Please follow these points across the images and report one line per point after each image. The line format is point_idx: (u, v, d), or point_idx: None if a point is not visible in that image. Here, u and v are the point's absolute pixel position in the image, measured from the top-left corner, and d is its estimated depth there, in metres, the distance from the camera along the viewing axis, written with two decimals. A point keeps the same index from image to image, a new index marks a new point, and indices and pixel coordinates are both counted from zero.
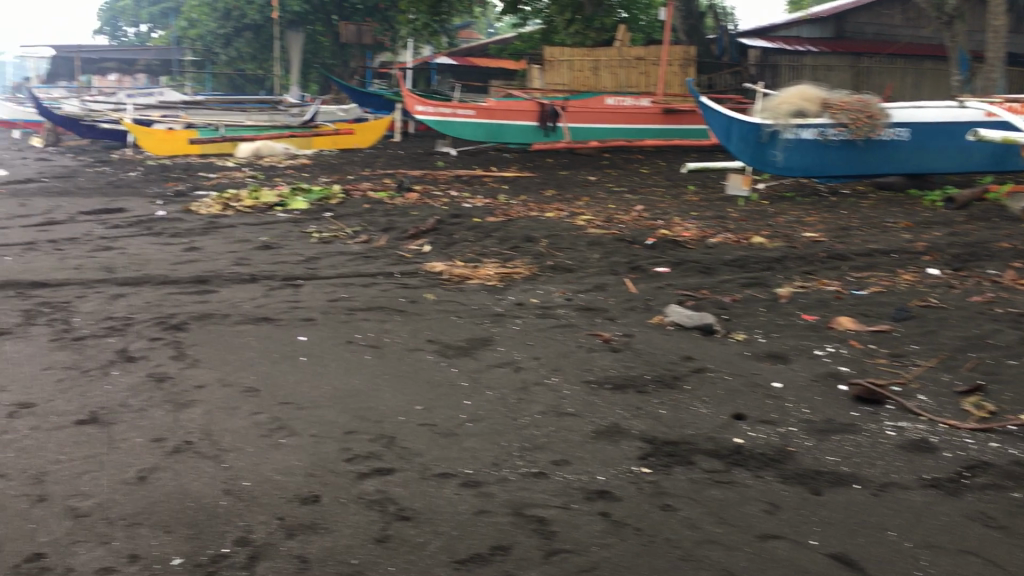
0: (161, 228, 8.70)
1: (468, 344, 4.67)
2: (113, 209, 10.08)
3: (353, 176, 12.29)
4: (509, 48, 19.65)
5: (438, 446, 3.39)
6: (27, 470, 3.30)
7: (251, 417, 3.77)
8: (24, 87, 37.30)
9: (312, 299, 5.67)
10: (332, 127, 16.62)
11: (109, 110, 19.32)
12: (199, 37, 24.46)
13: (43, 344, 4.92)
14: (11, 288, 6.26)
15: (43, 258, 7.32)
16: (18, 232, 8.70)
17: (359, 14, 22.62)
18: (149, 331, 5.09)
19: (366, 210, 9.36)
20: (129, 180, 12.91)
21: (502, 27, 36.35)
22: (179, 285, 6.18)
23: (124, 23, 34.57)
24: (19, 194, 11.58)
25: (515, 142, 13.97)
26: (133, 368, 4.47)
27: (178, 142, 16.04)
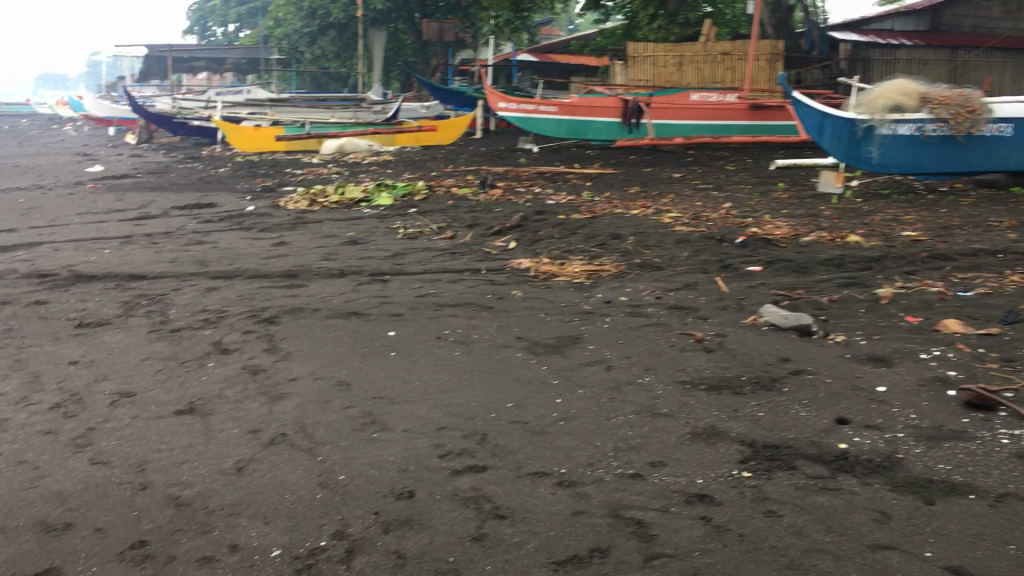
0: (252, 223, 8.87)
1: (558, 342, 4.63)
2: (204, 204, 10.31)
3: (436, 172, 12.35)
4: (590, 44, 19.53)
5: (532, 444, 3.35)
6: (130, 458, 3.38)
7: (344, 411, 3.79)
8: (117, 85, 38.65)
9: (400, 294, 5.70)
10: (415, 124, 16.73)
11: (199, 108, 19.84)
12: (286, 35, 25.03)
13: (142, 335, 5.04)
14: (110, 280, 6.44)
15: (140, 252, 7.52)
16: (115, 226, 8.96)
17: (440, 12, 22.51)
18: (242, 324, 5.18)
19: (451, 206, 9.38)
20: (218, 176, 13.22)
21: (582, 22, 36.24)
22: (270, 279, 6.28)
23: (214, 22, 35.53)
24: (115, 189, 11.94)
25: (598, 138, 14.04)
26: (228, 360, 4.54)
27: (266, 139, 16.39)
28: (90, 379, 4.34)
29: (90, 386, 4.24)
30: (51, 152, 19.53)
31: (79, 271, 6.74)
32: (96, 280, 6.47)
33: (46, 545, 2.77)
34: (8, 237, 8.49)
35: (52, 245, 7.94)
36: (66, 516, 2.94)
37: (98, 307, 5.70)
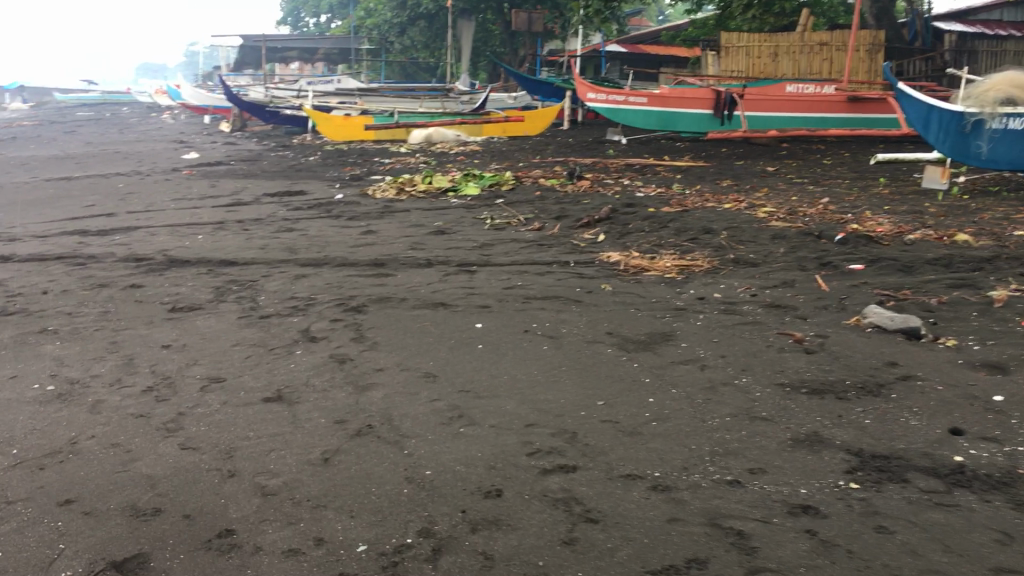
0: (340, 211, 8.91)
1: (649, 339, 4.49)
2: (295, 192, 10.42)
3: (523, 163, 12.25)
4: (681, 34, 19.15)
5: (623, 445, 3.23)
6: (219, 445, 3.37)
7: (430, 403, 3.72)
8: (213, 75, 39.83)
9: (488, 285, 5.62)
10: (502, 114, 16.66)
11: (291, 97, 20.16)
12: (377, 25, 25.28)
13: (233, 321, 5.08)
14: (203, 266, 6.53)
15: (232, 238, 7.62)
16: (208, 212, 9.11)
17: (530, 3, 22.08)
18: (330, 311, 5.17)
19: (538, 197, 9.27)
20: (309, 164, 13.37)
21: (672, 11, 35.60)
22: (358, 268, 6.27)
23: (306, 14, 36.24)
24: (209, 176, 12.19)
25: (688, 130, 13.56)
26: (316, 348, 4.52)
27: (355, 128, 16.53)
28: (182, 363, 4.37)
29: (181, 370, 4.27)
30: (150, 139, 20.08)
31: (174, 256, 6.85)
32: (189, 265, 6.56)
33: (135, 530, 2.77)
34: (107, 221, 8.71)
35: (148, 230, 8.10)
36: (156, 502, 2.94)
37: (191, 292, 5.77)
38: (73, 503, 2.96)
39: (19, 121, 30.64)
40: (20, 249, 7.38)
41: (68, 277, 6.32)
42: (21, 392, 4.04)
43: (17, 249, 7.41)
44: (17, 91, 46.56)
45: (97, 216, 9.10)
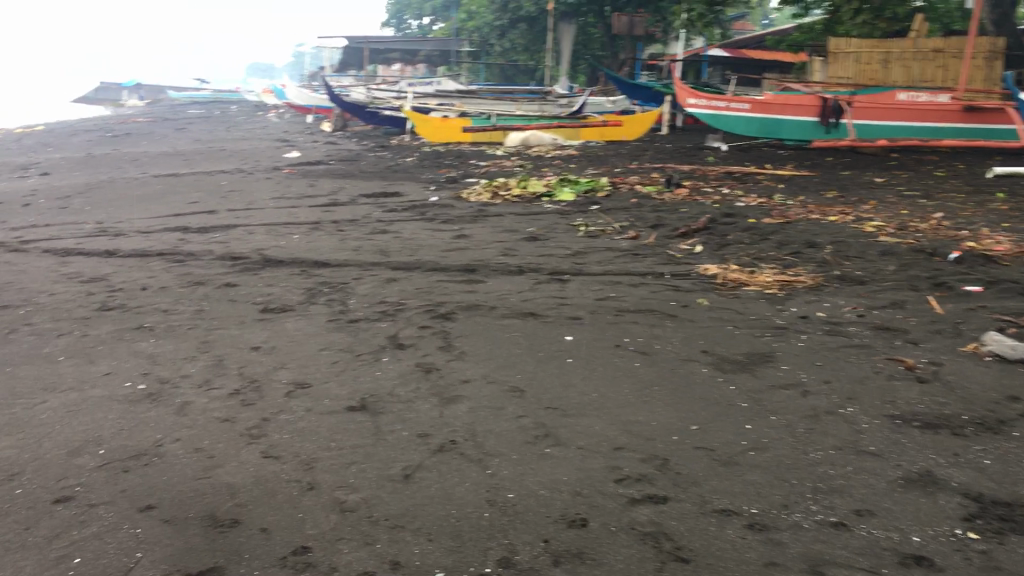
0: (434, 214, 8.88)
1: (748, 359, 4.27)
2: (390, 193, 10.46)
3: (621, 169, 12.04)
4: (787, 38, 18.61)
5: (718, 475, 3.05)
6: (299, 455, 3.32)
7: (516, 420, 3.60)
8: (319, 74, 40.74)
9: (579, 295, 5.47)
10: (601, 118, 16.47)
11: (392, 99, 20.39)
12: (478, 28, 25.34)
13: (321, 324, 5.06)
14: (297, 266, 6.55)
15: (326, 238, 7.66)
16: (305, 211, 9.19)
17: (631, 5, 21.76)
18: (419, 318, 5.10)
19: (634, 205, 9.07)
20: (406, 165, 13.43)
21: (779, 15, 34.75)
22: (449, 273, 6.20)
23: (409, 16, 36.74)
24: (308, 175, 12.35)
25: (792, 137, 13.32)
26: (402, 356, 4.46)
27: (452, 130, 16.56)
28: (269, 367, 4.36)
29: (269, 374, 4.26)
30: (254, 137, 20.57)
31: (269, 256, 6.90)
32: (283, 265, 6.61)
33: (212, 541, 2.72)
34: (208, 219, 8.88)
35: (246, 228, 8.21)
36: (234, 512, 2.89)
37: (283, 293, 5.79)
38: (153, 509, 2.94)
39: (134, 118, 31.84)
40: (124, 244, 7.56)
41: (167, 273, 6.43)
42: (113, 390, 4.08)
43: (121, 244, 7.60)
44: (135, 88, 48.20)
45: (199, 213, 9.29)
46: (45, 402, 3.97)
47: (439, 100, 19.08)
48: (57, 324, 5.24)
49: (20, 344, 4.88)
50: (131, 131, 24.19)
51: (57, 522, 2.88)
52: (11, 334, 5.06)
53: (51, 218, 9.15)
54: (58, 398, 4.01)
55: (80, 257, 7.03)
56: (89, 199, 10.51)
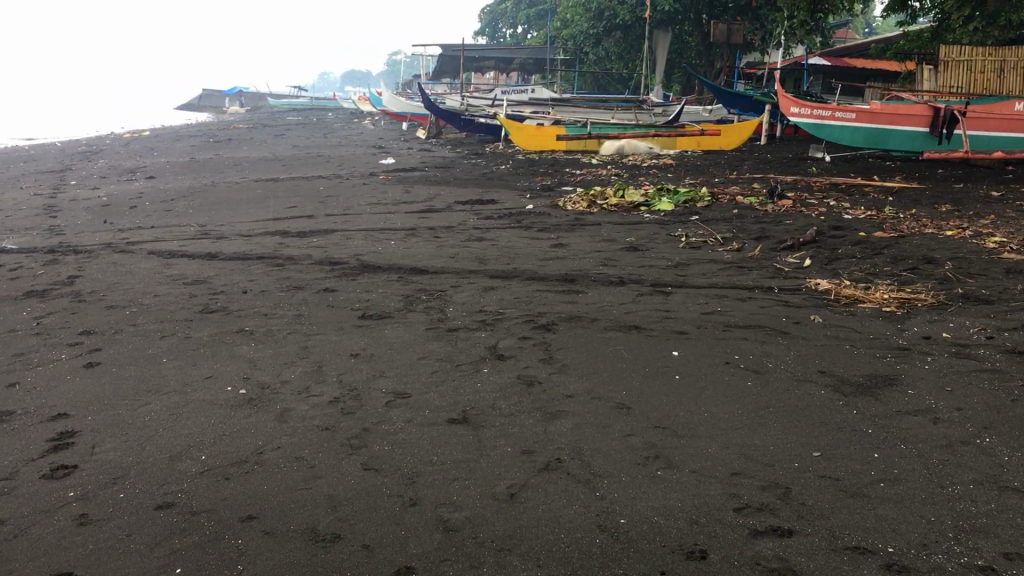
0: (530, 222, 8.76)
1: (869, 381, 4.01)
2: (486, 200, 10.39)
3: (720, 178, 11.73)
4: (893, 47, 17.97)
5: (847, 508, 2.83)
6: (401, 468, 3.22)
7: (624, 439, 3.43)
8: (411, 83, 41.15)
9: (684, 309, 5.27)
10: (698, 127, 16.11)
11: (486, 106, 20.38)
12: (573, 36, 25.13)
13: (420, 333, 4.97)
14: (394, 272, 6.50)
15: (423, 245, 7.61)
16: (401, 218, 9.18)
17: (730, 13, 21.44)
18: (519, 328, 4.97)
19: (736, 215, 8.79)
20: (500, 173, 13.35)
21: (884, 22, 33.61)
22: (548, 283, 6.06)
23: (504, 25, 36.85)
24: (404, 182, 12.38)
25: (901, 148, 12.78)
26: (504, 367, 4.33)
27: (546, 138, 16.44)
28: (369, 374, 4.29)
29: (368, 382, 4.18)
30: (351, 144, 20.84)
31: (366, 261, 6.88)
32: (380, 271, 6.57)
33: (314, 556, 2.63)
34: (306, 223, 8.93)
35: (345, 233, 8.23)
36: (336, 526, 2.80)
37: (381, 299, 5.73)
38: (254, 519, 2.87)
39: (234, 124, 32.57)
40: (226, 247, 7.64)
41: (266, 277, 6.47)
42: (215, 394, 4.06)
43: (223, 247, 7.69)
44: (236, 95, 49.28)
45: (297, 217, 9.36)
46: (149, 404, 3.97)
47: (533, 108, 19.02)
48: (160, 325, 5.28)
49: (126, 345, 4.92)
50: (233, 137, 24.80)
51: (159, 528, 2.83)
52: (117, 335, 5.11)
53: (155, 220, 9.34)
54: (162, 401, 4.01)
55: (183, 260, 7.13)
56: (192, 202, 10.72)
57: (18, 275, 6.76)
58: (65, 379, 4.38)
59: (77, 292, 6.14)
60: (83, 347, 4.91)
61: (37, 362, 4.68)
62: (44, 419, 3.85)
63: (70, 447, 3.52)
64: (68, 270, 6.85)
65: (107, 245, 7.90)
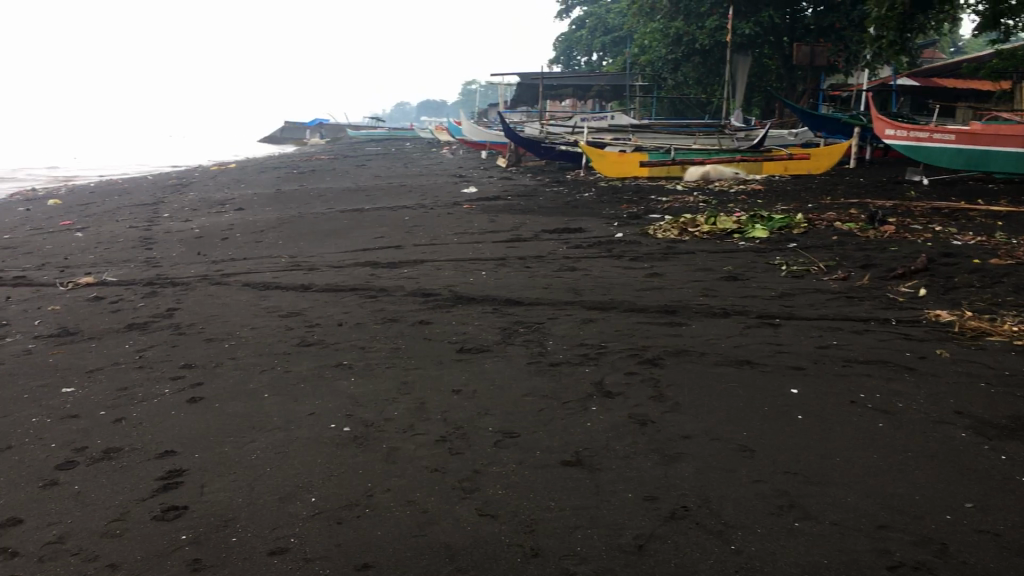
0: (621, 251, 8.57)
1: (1014, 424, 3.71)
2: (573, 229, 10.23)
3: (814, 204, 11.37)
4: (987, 65, 17.35)
5: (1015, 570, 2.56)
6: (519, 514, 3.06)
7: (753, 486, 3.21)
8: (487, 112, 41.45)
9: (797, 342, 5.01)
10: (785, 152, 15.71)
11: (565, 133, 20.27)
12: (651, 62, 24.71)
13: (522, 367, 4.82)
14: (489, 304, 6.39)
15: (515, 275, 7.48)
16: (489, 247, 9.08)
17: (812, 36, 21.12)
18: (624, 363, 4.78)
19: (836, 242, 8.46)
20: (584, 200, 13.19)
21: (972, 40, 32.66)
22: (648, 315, 5.85)
23: (579, 52, 36.90)
24: (488, 210, 12.32)
25: (1002, 172, 12.24)
26: (614, 406, 4.14)
27: (629, 164, 16.19)
28: (473, 412, 4.14)
29: (473, 420, 4.04)
30: (432, 173, 20.94)
31: (460, 292, 6.79)
32: (475, 302, 6.45)
33: None
34: (394, 254, 8.88)
35: (435, 264, 8.15)
36: None
37: (478, 332, 5.61)
38: (370, 569, 2.73)
39: (317, 155, 33.13)
40: (319, 278, 7.64)
41: (360, 309, 6.40)
42: (319, 432, 3.96)
43: (316, 278, 7.68)
44: (316, 127, 50.27)
45: (385, 248, 9.33)
46: (254, 442, 3.89)
47: (614, 134, 18.83)
48: (259, 359, 5.24)
49: (227, 379, 4.88)
50: (316, 168, 25.16)
51: None
52: (218, 368, 5.08)
53: (247, 252, 9.41)
54: (266, 438, 3.93)
55: (278, 291, 7.14)
56: (282, 233, 10.80)
57: (119, 308, 6.84)
58: (170, 415, 4.34)
59: (177, 324, 6.17)
60: (185, 381, 4.88)
61: (142, 397, 4.66)
62: (150, 457, 3.79)
63: (179, 486, 3.46)
64: (166, 302, 6.91)
65: (202, 277, 7.95)
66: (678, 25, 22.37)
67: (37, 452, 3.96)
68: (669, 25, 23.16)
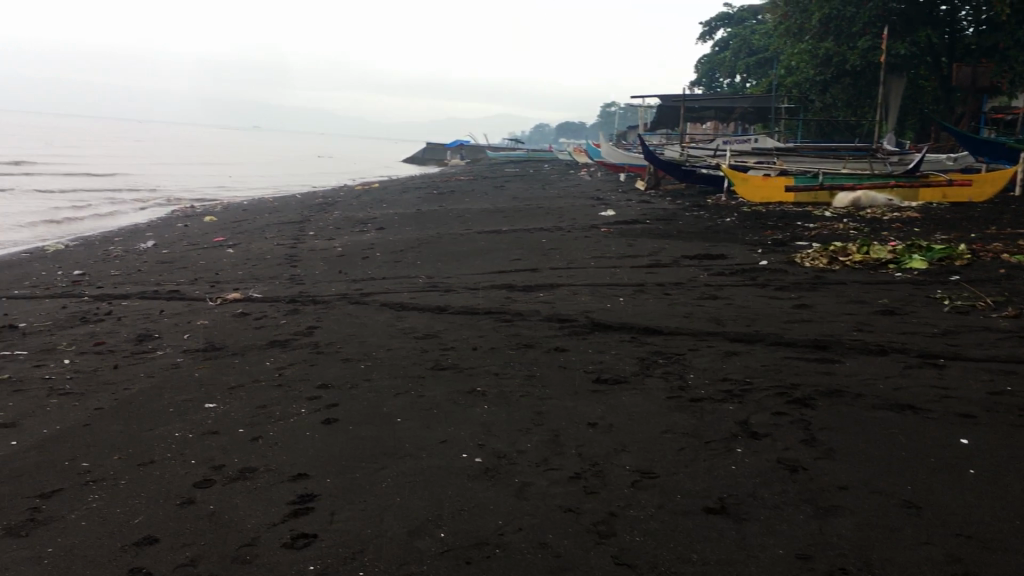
0: (766, 279, 8.20)
1: None
2: (714, 255, 9.89)
3: (977, 234, 10.63)
4: None
5: None
6: (657, 566, 2.86)
7: (921, 549, 2.90)
8: (626, 135, 41.17)
9: (965, 386, 4.59)
10: (944, 178, 14.79)
11: (706, 156, 19.80)
12: (797, 83, 23.91)
13: (661, 402, 4.59)
14: (627, 332, 6.19)
15: (653, 302, 7.25)
16: (627, 272, 8.87)
17: (974, 55, 19.96)
18: (772, 402, 4.49)
19: (1004, 276, 7.83)
20: (726, 226, 12.78)
21: None
22: (797, 350, 5.52)
23: (722, 75, 36.18)
24: (627, 234, 12.09)
25: None
26: (761, 449, 3.86)
27: (773, 189, 15.64)
28: (609, 449, 3.94)
29: (610, 457, 3.85)
30: (569, 195, 20.87)
31: (596, 318, 6.61)
32: (611, 330, 6.26)
33: None
34: (530, 277, 8.79)
35: (572, 288, 8.01)
36: None
37: (615, 362, 5.42)
38: None
39: (456, 176, 33.69)
40: (455, 300, 7.62)
41: (496, 333, 6.31)
42: (450, 462, 3.86)
43: (452, 300, 7.66)
44: (458, 149, 51.27)
45: (521, 270, 9.25)
46: (385, 469, 3.82)
47: (758, 158, 18.26)
48: (393, 382, 5.20)
49: (360, 401, 4.86)
50: (456, 188, 25.55)
51: None
52: (353, 390, 5.07)
53: (386, 272, 9.52)
54: (397, 466, 3.86)
55: (414, 312, 7.15)
56: (420, 253, 10.89)
57: (262, 324, 7.00)
58: (304, 435, 4.34)
59: (316, 343, 6.23)
60: (321, 401, 4.89)
61: (280, 415, 4.69)
62: (283, 479, 3.78)
63: (310, 512, 3.41)
64: (307, 320, 7.02)
65: (343, 295, 8.07)
66: (827, 45, 21.55)
67: (177, 468, 4.02)
68: (818, 45, 22.34)
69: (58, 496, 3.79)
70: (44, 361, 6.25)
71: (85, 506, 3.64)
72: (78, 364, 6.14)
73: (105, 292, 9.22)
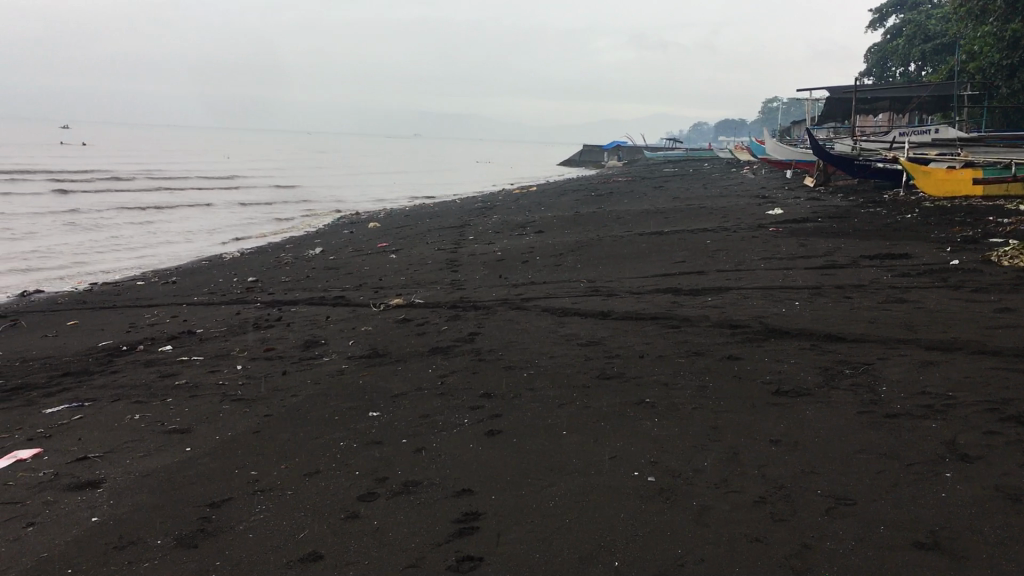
0: (960, 281, 7.51)
1: None
2: (897, 254, 9.19)
3: None
4: None
5: None
6: None
7: None
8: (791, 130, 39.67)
9: None
10: None
11: (881, 150, 18.66)
12: (982, 67, 22.27)
13: (851, 417, 4.18)
14: (806, 339, 5.75)
15: (834, 306, 6.75)
16: (802, 274, 8.35)
17: None
18: (982, 420, 3.98)
19: None
20: (906, 223, 11.94)
21: None
22: (1004, 359, 4.93)
23: (895, 63, 34.31)
24: (798, 234, 11.48)
25: None
26: (974, 474, 3.40)
27: (959, 184, 14.43)
28: (796, 471, 3.58)
29: (799, 479, 3.49)
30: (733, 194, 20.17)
31: (772, 324, 6.19)
32: (788, 336, 5.84)
33: None
34: (697, 280, 8.41)
35: (742, 291, 7.59)
36: None
37: (795, 372, 5.01)
38: None
39: (615, 178, 33.35)
40: (619, 305, 7.35)
41: (664, 340, 6.01)
42: (622, 480, 3.61)
43: (616, 304, 7.40)
44: (615, 151, 50.94)
45: (687, 273, 8.87)
46: (554, 486, 3.62)
47: (940, 150, 17.00)
48: (558, 392, 4.99)
49: (524, 412, 4.67)
50: (615, 190, 25.14)
51: None
52: (517, 400, 4.89)
53: (548, 276, 9.34)
54: (566, 483, 3.64)
55: (577, 318, 6.93)
56: (581, 257, 10.68)
57: (424, 330, 6.96)
58: (468, 447, 4.20)
59: (478, 350, 6.11)
60: (484, 412, 4.73)
61: (442, 425, 4.56)
62: (448, 495, 3.63)
63: (475, 533, 3.23)
64: (468, 326, 6.93)
65: (504, 301, 7.95)
66: (1016, 26, 19.96)
67: (342, 479, 3.95)
68: (1005, 27, 20.76)
69: (227, 505, 3.78)
70: (218, 367, 6.41)
71: (252, 517, 3.61)
72: (249, 370, 6.25)
73: (277, 298, 9.48)
